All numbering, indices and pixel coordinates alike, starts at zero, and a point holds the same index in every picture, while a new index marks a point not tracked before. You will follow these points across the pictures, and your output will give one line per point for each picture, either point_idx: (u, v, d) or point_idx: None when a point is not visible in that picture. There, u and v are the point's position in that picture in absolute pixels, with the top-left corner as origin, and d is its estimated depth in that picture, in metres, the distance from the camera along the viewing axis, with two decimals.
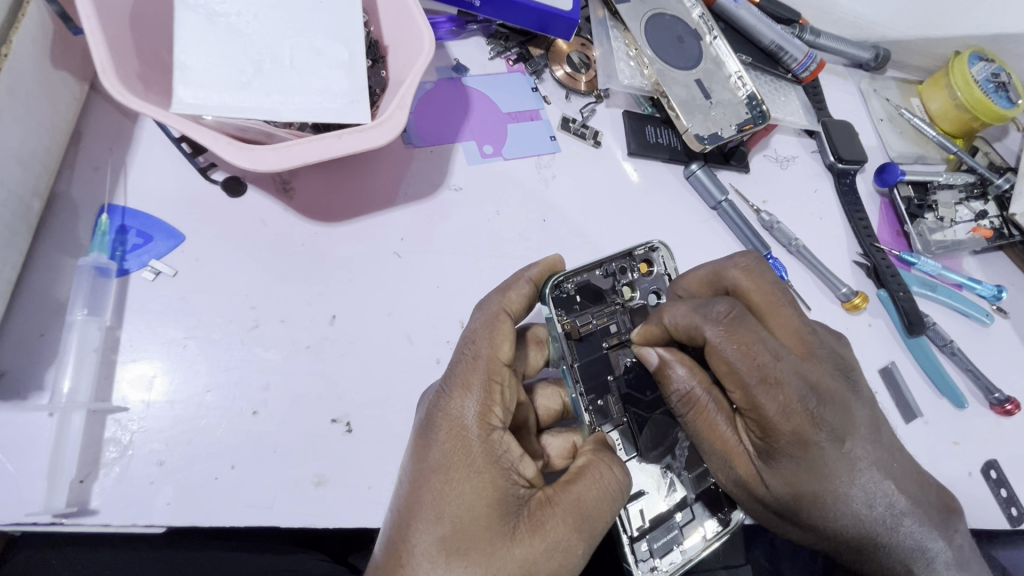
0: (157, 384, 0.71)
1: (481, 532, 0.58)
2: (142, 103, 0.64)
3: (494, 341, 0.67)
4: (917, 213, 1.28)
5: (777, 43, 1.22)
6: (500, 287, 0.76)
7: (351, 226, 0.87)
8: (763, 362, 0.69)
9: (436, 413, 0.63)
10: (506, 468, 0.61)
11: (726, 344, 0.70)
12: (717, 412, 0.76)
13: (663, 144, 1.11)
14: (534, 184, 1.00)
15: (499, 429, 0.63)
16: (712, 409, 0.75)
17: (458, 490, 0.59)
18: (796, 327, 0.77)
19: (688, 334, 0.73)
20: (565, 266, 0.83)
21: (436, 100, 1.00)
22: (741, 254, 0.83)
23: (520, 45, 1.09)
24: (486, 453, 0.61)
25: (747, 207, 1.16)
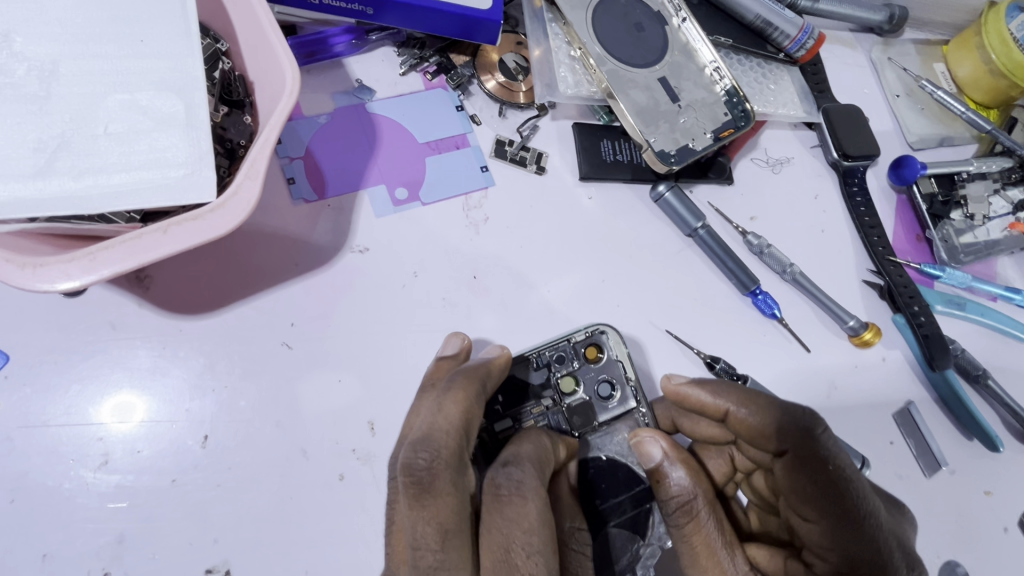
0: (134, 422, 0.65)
1: None
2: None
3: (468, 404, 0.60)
4: (942, 213, 1.06)
5: (764, 18, 0.99)
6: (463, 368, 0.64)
7: (226, 317, 0.71)
8: (853, 498, 0.62)
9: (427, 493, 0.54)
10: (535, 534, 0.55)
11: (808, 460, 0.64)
12: (716, 534, 0.63)
13: (624, 161, 0.92)
14: (461, 231, 0.82)
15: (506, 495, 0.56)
16: (710, 529, 0.63)
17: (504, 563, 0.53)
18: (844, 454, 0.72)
19: (756, 432, 0.65)
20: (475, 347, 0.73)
21: (331, 137, 0.82)
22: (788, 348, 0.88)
23: (439, 53, 0.89)
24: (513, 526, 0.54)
25: (730, 229, 0.96)
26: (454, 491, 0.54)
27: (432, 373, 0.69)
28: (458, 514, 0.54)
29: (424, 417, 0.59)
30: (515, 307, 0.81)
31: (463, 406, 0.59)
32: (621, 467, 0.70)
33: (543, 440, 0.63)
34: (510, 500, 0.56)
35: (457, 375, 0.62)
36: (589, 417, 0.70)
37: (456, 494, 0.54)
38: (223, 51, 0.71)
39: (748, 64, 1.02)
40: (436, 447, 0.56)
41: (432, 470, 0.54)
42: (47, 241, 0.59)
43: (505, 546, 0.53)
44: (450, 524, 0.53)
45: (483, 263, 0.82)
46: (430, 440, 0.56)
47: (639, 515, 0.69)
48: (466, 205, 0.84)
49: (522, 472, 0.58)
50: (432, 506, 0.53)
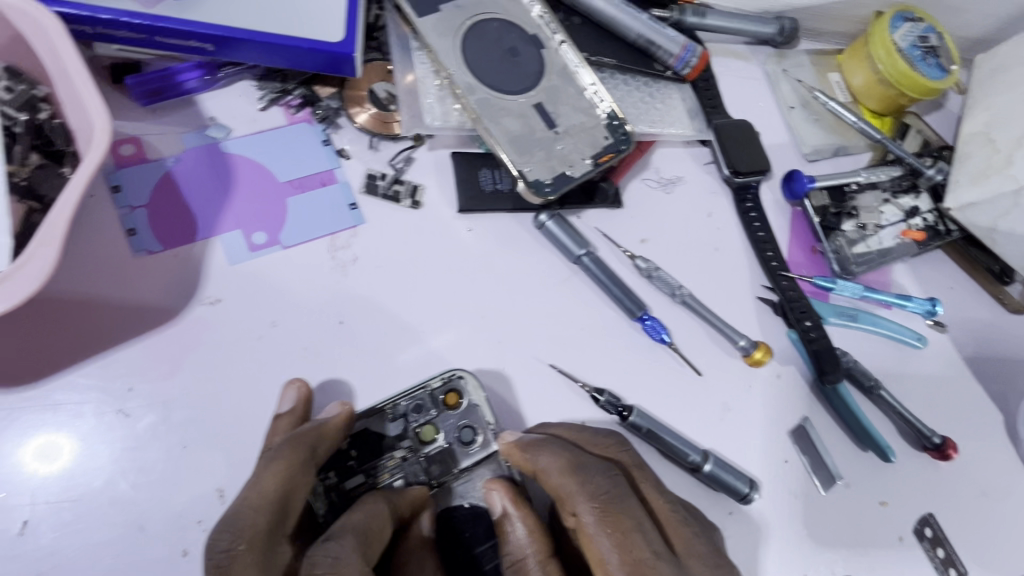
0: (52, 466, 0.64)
1: None
2: None
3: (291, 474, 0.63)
4: (834, 225, 1.07)
5: (646, 37, 0.98)
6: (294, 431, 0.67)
7: (54, 385, 0.66)
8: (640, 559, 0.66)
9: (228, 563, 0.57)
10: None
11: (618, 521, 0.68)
12: None
13: (504, 191, 0.89)
14: (327, 274, 0.78)
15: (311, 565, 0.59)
16: None
17: None
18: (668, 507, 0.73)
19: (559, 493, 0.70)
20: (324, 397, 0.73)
21: (180, 180, 0.76)
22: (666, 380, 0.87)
23: (303, 85, 0.85)
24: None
25: (619, 253, 0.94)
26: (258, 570, 0.57)
27: (269, 433, 0.68)
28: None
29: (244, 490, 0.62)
30: (386, 351, 0.78)
31: (283, 475, 0.63)
32: (484, 514, 0.74)
33: (380, 505, 0.66)
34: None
35: (284, 444, 0.65)
36: (450, 463, 0.73)
37: (261, 574, 0.57)
38: (41, 97, 0.66)
39: (635, 83, 1.01)
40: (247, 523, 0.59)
41: (235, 551, 0.57)
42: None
43: None
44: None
45: (351, 306, 0.78)
46: (235, 524, 0.59)
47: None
48: (332, 246, 0.80)
49: (338, 546, 0.61)
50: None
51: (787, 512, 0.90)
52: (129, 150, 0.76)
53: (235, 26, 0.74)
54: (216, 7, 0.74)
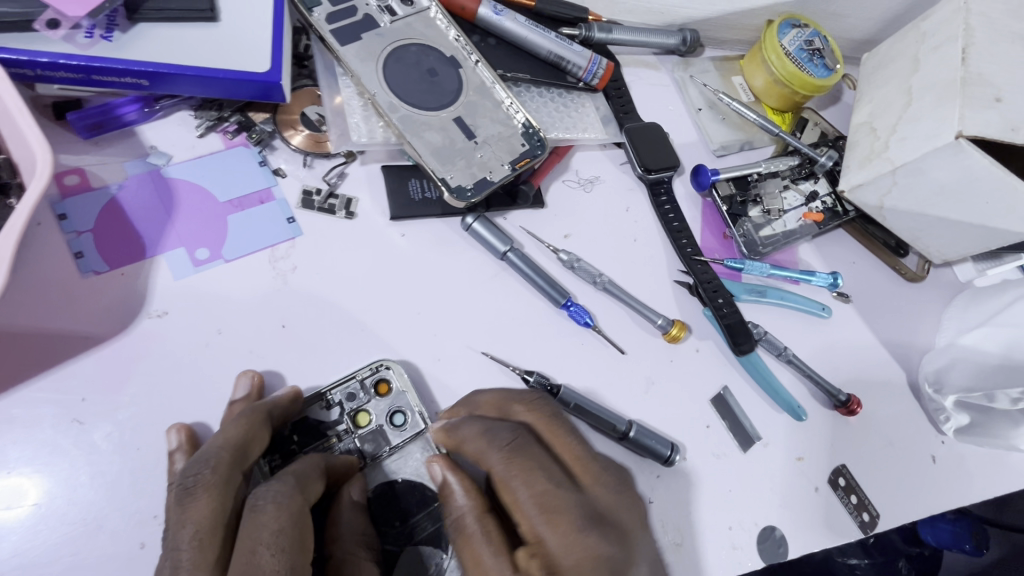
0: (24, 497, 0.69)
1: None
2: None
3: (247, 430, 0.70)
4: (741, 212, 1.18)
5: (555, 53, 1.08)
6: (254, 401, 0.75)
7: (12, 400, 0.71)
8: (545, 494, 0.77)
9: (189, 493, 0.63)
10: (289, 530, 0.64)
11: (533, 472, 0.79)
12: (483, 542, 0.75)
13: (433, 198, 0.97)
14: (268, 283, 0.85)
15: (260, 504, 0.65)
16: (477, 536, 0.76)
17: (252, 557, 0.61)
18: (576, 453, 0.84)
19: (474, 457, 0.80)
20: (272, 380, 0.81)
21: (123, 205, 0.83)
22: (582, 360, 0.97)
23: (237, 113, 0.92)
24: (265, 525, 0.64)
25: (543, 247, 1.03)
26: (217, 494, 0.64)
27: (225, 415, 0.75)
28: (216, 518, 0.63)
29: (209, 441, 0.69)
30: (329, 349, 0.85)
31: (244, 427, 0.70)
32: (419, 487, 0.84)
33: (317, 460, 0.75)
34: (264, 509, 0.65)
35: (248, 409, 0.72)
36: (383, 442, 0.84)
37: (219, 500, 0.64)
38: None
39: (550, 94, 1.12)
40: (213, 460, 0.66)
41: (201, 479, 0.64)
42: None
43: (251, 548, 0.62)
44: (207, 526, 0.62)
45: (293, 310, 0.85)
46: (204, 457, 0.66)
47: (439, 528, 0.83)
48: (272, 257, 0.87)
49: (283, 485, 0.68)
50: (193, 508, 0.62)
51: (710, 472, 0.99)
52: (73, 180, 0.82)
53: (165, 62, 0.81)
54: (148, 46, 0.81)
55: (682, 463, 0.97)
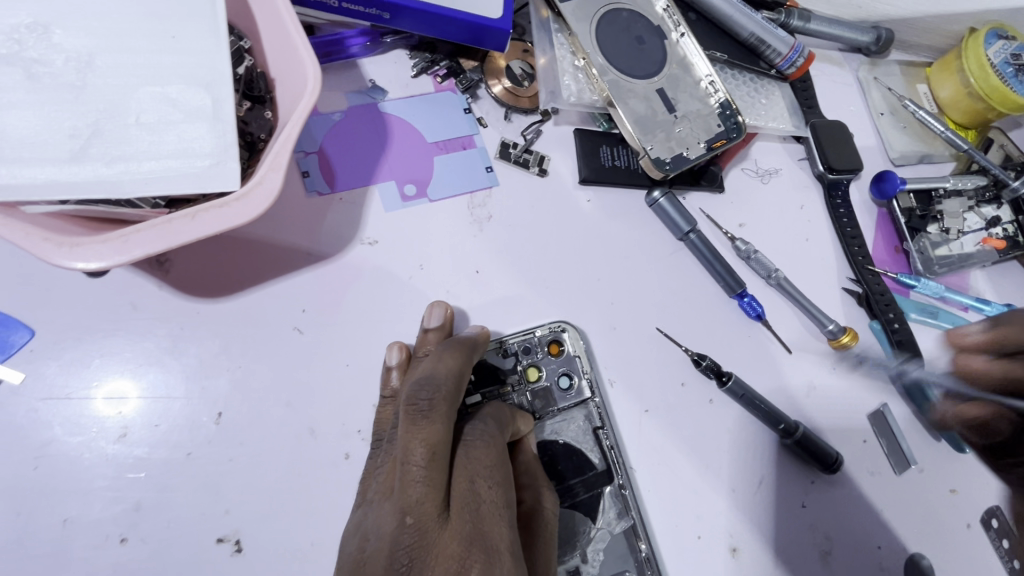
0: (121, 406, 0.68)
1: (503, 531, 0.60)
2: (2, 225, 0.56)
3: (459, 363, 0.68)
4: (919, 227, 1.12)
5: (757, 35, 1.03)
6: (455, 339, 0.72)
7: (241, 302, 0.74)
8: None
9: (417, 416, 0.62)
10: (503, 467, 0.64)
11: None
12: None
13: (622, 167, 0.96)
14: (466, 228, 0.87)
15: (472, 438, 0.66)
16: None
17: (475, 487, 0.62)
18: None
19: None
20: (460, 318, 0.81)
21: (342, 133, 0.85)
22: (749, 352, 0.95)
23: (449, 58, 0.93)
24: (484, 459, 0.64)
25: (719, 233, 1.01)
26: (445, 421, 0.62)
27: (420, 344, 0.74)
28: (445, 444, 0.61)
29: (424, 367, 0.67)
30: (516, 300, 0.85)
31: (458, 360, 0.68)
32: (578, 453, 0.81)
33: (503, 411, 0.72)
34: (475, 443, 0.65)
35: (450, 342, 0.71)
36: (550, 401, 0.82)
37: (447, 428, 0.62)
38: (246, 49, 0.75)
39: (743, 78, 1.07)
40: (437, 386, 0.65)
41: (432, 403, 0.63)
42: (88, 227, 0.62)
43: (470, 480, 0.62)
44: (438, 447, 0.61)
45: (486, 258, 0.86)
46: (430, 380, 0.65)
47: (591, 498, 0.80)
48: (471, 203, 0.88)
49: (485, 425, 0.68)
50: (425, 428, 0.61)
51: (866, 487, 0.95)
52: None
53: None
54: None
55: (839, 474, 0.94)
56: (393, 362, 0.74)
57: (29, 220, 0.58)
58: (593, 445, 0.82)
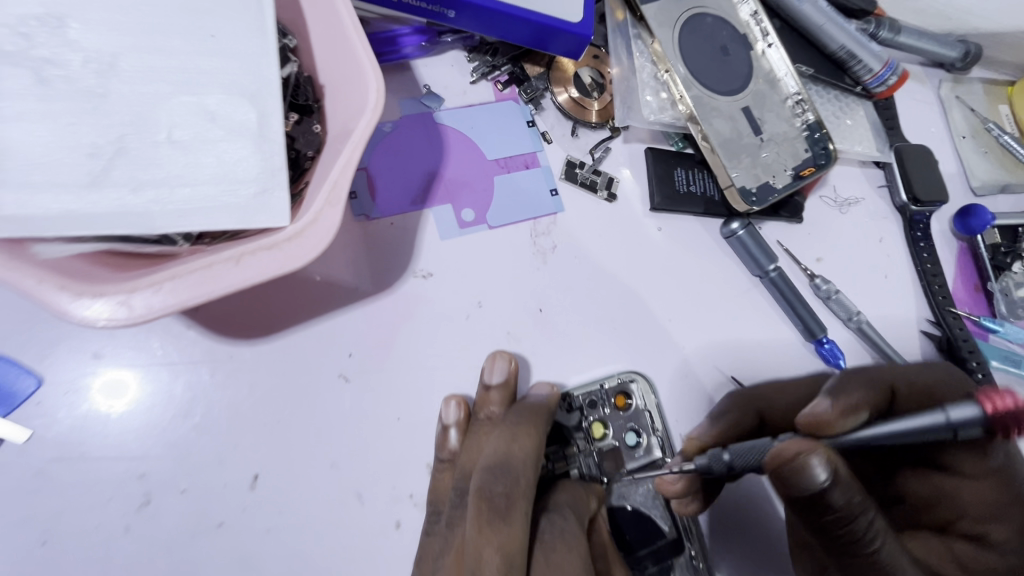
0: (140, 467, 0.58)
1: None
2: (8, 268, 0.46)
3: (533, 444, 0.62)
4: (1004, 265, 1.03)
5: (849, 49, 0.92)
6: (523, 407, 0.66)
7: (279, 344, 0.65)
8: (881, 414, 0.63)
9: (489, 511, 0.56)
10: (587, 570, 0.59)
11: (751, 409, 0.76)
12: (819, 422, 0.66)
13: (698, 194, 0.86)
14: (528, 259, 0.77)
15: (548, 536, 0.61)
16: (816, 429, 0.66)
17: None
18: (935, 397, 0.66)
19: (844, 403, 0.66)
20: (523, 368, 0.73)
21: (393, 148, 0.76)
22: None
23: (512, 62, 0.82)
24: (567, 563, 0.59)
25: (797, 269, 0.91)
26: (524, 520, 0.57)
27: (482, 403, 0.68)
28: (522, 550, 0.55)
29: (495, 447, 0.61)
30: (582, 343, 0.76)
31: (533, 440, 0.62)
32: (646, 520, 0.72)
33: (578, 489, 0.67)
34: (553, 543, 0.61)
35: (520, 410, 0.64)
36: (618, 463, 0.72)
37: (525, 527, 0.56)
38: (291, 47, 0.64)
39: (827, 95, 0.97)
40: (511, 476, 0.60)
41: (509, 498, 0.57)
42: (98, 262, 0.50)
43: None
44: (517, 554, 0.54)
45: (550, 294, 0.77)
46: (503, 465, 0.59)
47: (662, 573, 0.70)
48: (534, 231, 0.78)
49: (564, 519, 0.63)
50: (501, 530, 0.54)
51: None
52: None
53: None
54: None
55: None
56: (450, 420, 0.66)
57: (42, 259, 0.48)
58: (663, 512, 0.72)
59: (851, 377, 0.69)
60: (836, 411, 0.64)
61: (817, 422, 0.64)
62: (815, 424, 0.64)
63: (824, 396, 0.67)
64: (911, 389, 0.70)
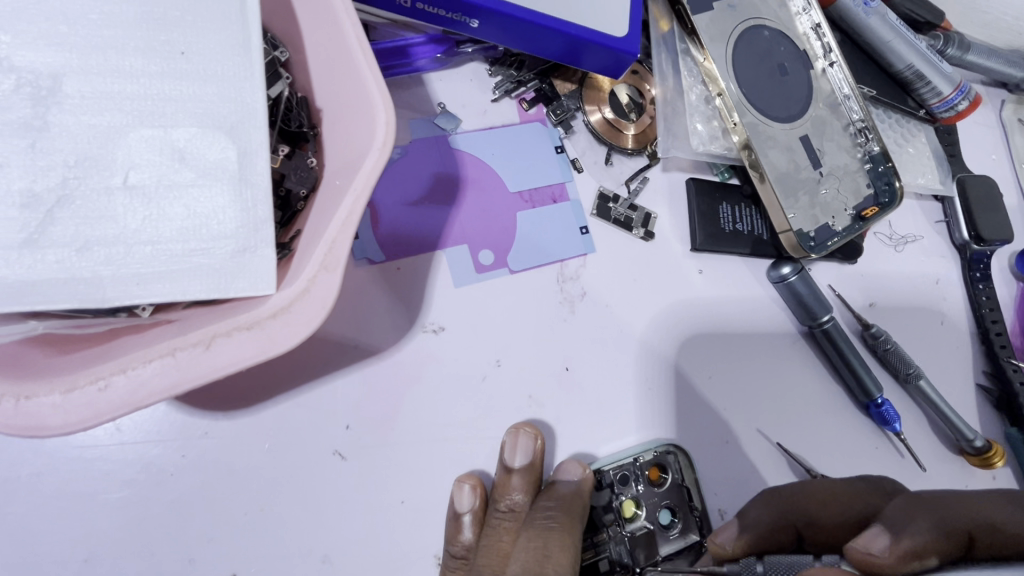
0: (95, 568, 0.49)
1: None
2: None
3: (568, 551, 0.53)
4: None
5: (917, 69, 0.81)
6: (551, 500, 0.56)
7: (266, 414, 0.56)
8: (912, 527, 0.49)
9: None
10: None
11: (788, 523, 0.60)
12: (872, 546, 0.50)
13: (745, 232, 0.75)
14: (553, 310, 0.67)
15: None
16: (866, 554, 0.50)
17: None
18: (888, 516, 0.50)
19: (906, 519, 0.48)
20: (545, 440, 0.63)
21: (402, 177, 0.65)
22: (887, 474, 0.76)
23: (539, 78, 0.72)
24: None
25: (849, 315, 0.81)
26: None
27: (501, 491, 0.58)
28: None
29: (528, 557, 0.52)
30: (613, 408, 0.66)
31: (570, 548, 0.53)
32: None
33: None
34: None
35: (552, 503, 0.56)
36: (653, 549, 0.62)
37: None
38: (281, 62, 0.53)
39: (888, 120, 0.86)
40: None
41: None
42: (44, 348, 0.41)
43: None
44: None
45: (578, 350, 0.67)
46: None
47: None
48: (560, 275, 0.68)
49: None
50: None
51: None
52: None
53: None
54: None
55: None
56: (463, 507, 0.56)
57: None
58: None
59: (917, 510, 0.48)
60: (893, 555, 0.44)
61: (863, 561, 0.46)
62: (863, 566, 0.46)
63: (881, 530, 0.47)
64: (997, 538, 0.44)
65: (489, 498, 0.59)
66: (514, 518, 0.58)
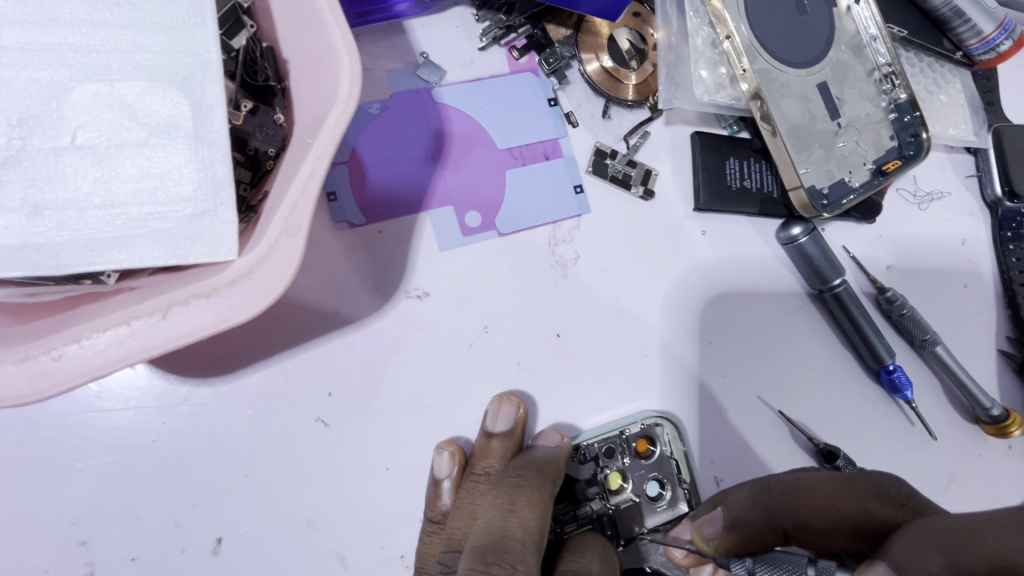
0: (82, 532, 0.50)
1: None
2: None
3: (522, 504, 0.50)
4: None
5: (955, 5, 0.73)
6: (521, 463, 0.55)
7: (246, 382, 0.55)
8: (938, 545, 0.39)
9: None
10: None
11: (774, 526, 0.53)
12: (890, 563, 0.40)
13: (752, 190, 0.70)
14: (544, 274, 0.64)
15: None
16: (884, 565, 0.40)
17: None
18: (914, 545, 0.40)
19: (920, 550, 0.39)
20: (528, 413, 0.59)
21: (384, 134, 0.61)
22: (903, 447, 0.72)
23: (531, 23, 0.66)
24: None
25: (863, 277, 0.76)
26: None
27: (480, 454, 0.56)
28: None
29: (492, 513, 0.50)
30: (606, 376, 0.64)
31: (529, 500, 0.51)
32: None
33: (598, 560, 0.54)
34: None
35: (527, 465, 0.54)
36: (638, 522, 0.60)
37: None
38: (245, 9, 0.49)
39: (919, 64, 0.78)
40: (511, 544, 0.47)
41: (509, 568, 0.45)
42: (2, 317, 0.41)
43: None
44: None
45: (569, 316, 0.64)
46: (502, 548, 0.47)
47: None
48: (553, 238, 0.65)
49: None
50: None
51: None
52: None
53: None
54: None
55: None
56: (442, 473, 0.55)
57: None
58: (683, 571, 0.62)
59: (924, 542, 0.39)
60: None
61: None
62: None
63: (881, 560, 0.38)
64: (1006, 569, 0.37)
65: (468, 462, 0.57)
66: (489, 482, 0.55)
